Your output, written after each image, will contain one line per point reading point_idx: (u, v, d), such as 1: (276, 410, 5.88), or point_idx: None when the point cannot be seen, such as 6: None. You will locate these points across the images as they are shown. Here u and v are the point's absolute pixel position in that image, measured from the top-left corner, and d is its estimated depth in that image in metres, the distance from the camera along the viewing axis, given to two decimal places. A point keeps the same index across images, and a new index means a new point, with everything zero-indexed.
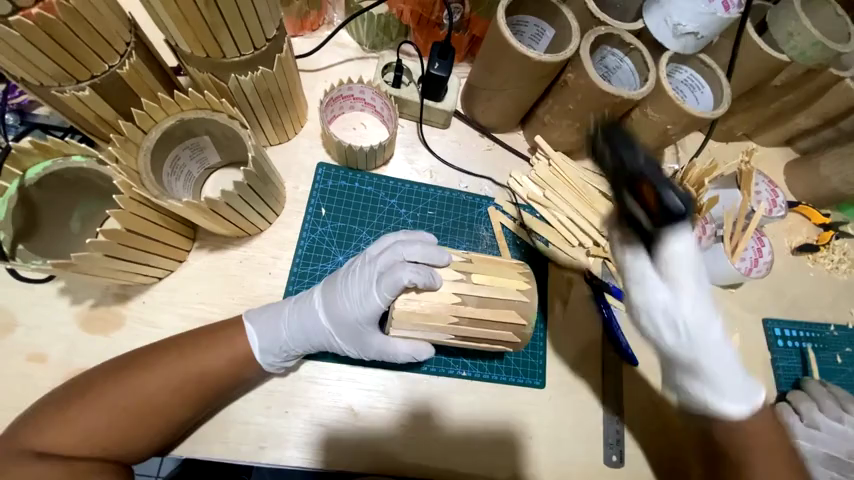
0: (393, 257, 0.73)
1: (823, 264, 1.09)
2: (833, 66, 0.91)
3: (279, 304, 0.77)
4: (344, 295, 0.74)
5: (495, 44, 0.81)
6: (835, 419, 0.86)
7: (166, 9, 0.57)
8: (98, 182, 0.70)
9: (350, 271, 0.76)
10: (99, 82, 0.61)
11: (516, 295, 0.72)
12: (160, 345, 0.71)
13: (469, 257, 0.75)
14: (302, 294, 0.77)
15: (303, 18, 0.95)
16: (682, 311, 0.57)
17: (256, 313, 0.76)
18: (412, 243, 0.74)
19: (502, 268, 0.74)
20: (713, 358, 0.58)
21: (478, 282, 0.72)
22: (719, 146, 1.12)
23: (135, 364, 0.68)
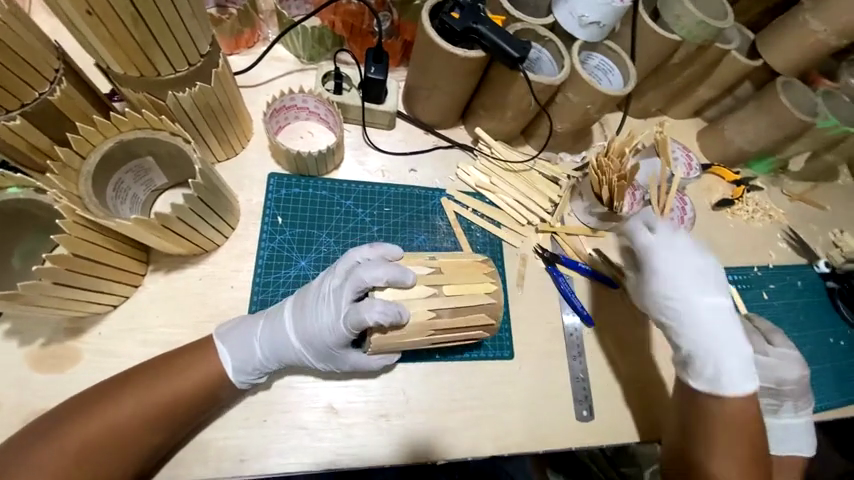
0: (361, 286, 0.74)
1: (741, 215, 1.24)
2: (719, 41, 1.05)
3: (248, 324, 0.76)
4: (316, 317, 0.75)
5: (423, 46, 0.87)
6: (762, 354, 0.94)
7: (93, 30, 0.58)
8: (37, 213, 0.67)
9: (319, 293, 0.76)
10: (29, 110, 0.60)
11: (484, 298, 0.78)
12: (125, 376, 0.69)
13: (437, 268, 0.78)
14: (272, 317, 0.77)
15: (237, 37, 0.97)
16: (691, 309, 0.84)
17: (227, 332, 0.75)
18: (378, 270, 0.74)
19: (470, 272, 0.79)
20: (703, 330, 0.82)
21: (447, 292, 0.77)
22: (638, 122, 1.25)
23: (101, 398, 0.66)
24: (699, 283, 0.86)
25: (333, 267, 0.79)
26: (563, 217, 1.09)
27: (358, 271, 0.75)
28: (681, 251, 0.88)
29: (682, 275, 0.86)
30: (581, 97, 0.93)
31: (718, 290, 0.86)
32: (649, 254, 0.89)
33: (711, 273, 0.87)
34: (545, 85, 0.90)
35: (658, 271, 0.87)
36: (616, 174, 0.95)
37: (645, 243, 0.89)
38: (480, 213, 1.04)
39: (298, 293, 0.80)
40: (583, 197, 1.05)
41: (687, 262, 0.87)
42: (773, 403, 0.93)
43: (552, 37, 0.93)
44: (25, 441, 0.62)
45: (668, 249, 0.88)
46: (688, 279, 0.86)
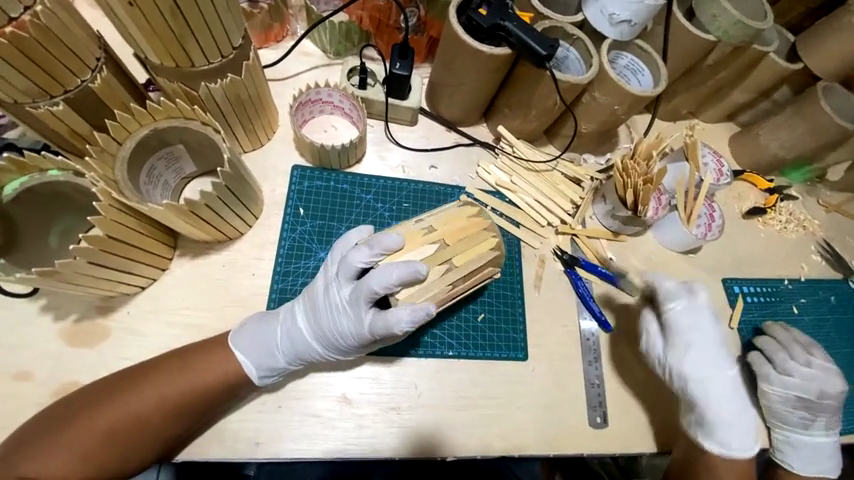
0: (371, 293, 0.70)
1: (773, 225, 1.19)
2: (757, 43, 1.00)
3: (266, 335, 0.75)
4: (338, 326, 0.73)
5: (449, 42, 0.87)
6: (804, 364, 0.88)
7: (134, 21, 0.60)
8: (75, 195, 0.71)
9: (333, 301, 0.73)
10: (72, 96, 0.63)
11: (490, 253, 0.83)
12: (152, 363, 0.71)
13: (441, 240, 0.79)
14: (286, 327, 0.75)
15: (267, 31, 0.99)
16: (712, 375, 0.86)
17: (244, 346, 0.74)
18: (386, 274, 0.68)
19: (472, 235, 0.82)
20: (717, 392, 0.85)
21: (460, 262, 0.79)
22: (666, 124, 1.22)
23: (129, 382, 0.68)
24: (718, 356, 0.87)
25: (338, 271, 0.74)
26: (584, 219, 1.07)
27: (366, 278, 0.70)
28: (702, 322, 0.88)
29: (706, 347, 0.87)
30: (608, 97, 0.91)
31: (731, 362, 0.88)
32: (671, 325, 0.88)
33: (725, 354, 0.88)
34: (572, 84, 0.88)
35: (685, 340, 0.88)
36: (641, 177, 0.93)
37: (674, 311, 0.88)
38: (499, 212, 1.03)
39: (308, 297, 0.76)
40: (606, 200, 1.03)
41: (705, 336, 0.87)
42: (808, 417, 0.88)
43: (580, 35, 0.91)
44: (58, 418, 0.65)
45: (694, 321, 0.88)
46: (709, 347, 0.87)
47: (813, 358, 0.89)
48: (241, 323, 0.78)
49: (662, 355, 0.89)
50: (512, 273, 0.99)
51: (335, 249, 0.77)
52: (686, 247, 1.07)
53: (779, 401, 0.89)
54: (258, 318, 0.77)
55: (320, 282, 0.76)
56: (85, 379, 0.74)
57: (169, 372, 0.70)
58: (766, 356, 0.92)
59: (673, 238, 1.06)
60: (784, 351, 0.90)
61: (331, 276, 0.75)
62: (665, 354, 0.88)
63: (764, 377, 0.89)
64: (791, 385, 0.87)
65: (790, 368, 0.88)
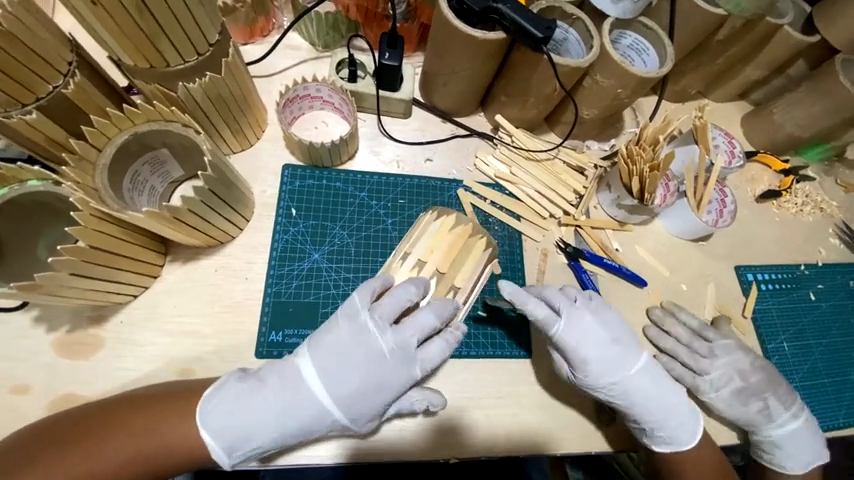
0: (420, 334, 0.71)
1: (788, 208, 1.13)
2: (771, 15, 0.94)
3: (261, 408, 0.64)
4: (366, 384, 0.66)
5: (440, 28, 0.82)
6: (711, 355, 0.89)
7: (102, 22, 0.57)
8: (57, 204, 0.69)
9: (367, 353, 0.67)
10: (45, 104, 0.62)
11: (482, 254, 0.84)
12: (143, 400, 0.65)
13: (437, 272, 0.81)
14: (298, 395, 0.65)
15: (252, 26, 0.96)
16: (629, 377, 0.77)
17: (225, 425, 0.63)
18: (439, 309, 0.73)
19: (465, 254, 0.84)
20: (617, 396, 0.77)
21: (461, 280, 0.82)
22: (674, 106, 1.15)
23: (126, 419, 0.62)
24: (613, 348, 0.78)
25: (376, 316, 0.69)
26: (588, 209, 1.03)
27: (417, 317, 0.71)
28: (587, 331, 0.77)
29: (598, 355, 0.77)
30: (611, 80, 0.86)
31: (630, 356, 0.78)
32: (564, 349, 0.77)
33: (628, 350, 0.78)
34: (571, 68, 0.83)
35: (581, 355, 0.76)
36: (647, 164, 0.89)
37: (558, 335, 0.77)
38: (499, 205, 1.00)
39: (323, 354, 0.67)
40: (611, 188, 0.99)
41: (593, 345, 0.77)
42: (763, 407, 0.86)
43: (580, 14, 0.85)
44: (32, 450, 0.57)
45: (576, 336, 0.77)
46: (604, 354, 0.77)
47: (712, 344, 0.89)
48: (209, 392, 0.66)
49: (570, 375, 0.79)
50: (513, 268, 0.95)
51: (362, 293, 0.71)
52: (696, 235, 1.03)
53: (724, 402, 0.87)
54: (242, 386, 0.66)
55: (341, 334, 0.68)
56: (81, 390, 0.73)
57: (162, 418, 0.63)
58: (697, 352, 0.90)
59: (683, 226, 1.01)
60: (684, 347, 0.90)
61: (364, 320, 0.69)
62: (573, 378, 0.78)
63: (699, 386, 0.88)
64: (716, 381, 0.87)
65: (705, 367, 0.88)
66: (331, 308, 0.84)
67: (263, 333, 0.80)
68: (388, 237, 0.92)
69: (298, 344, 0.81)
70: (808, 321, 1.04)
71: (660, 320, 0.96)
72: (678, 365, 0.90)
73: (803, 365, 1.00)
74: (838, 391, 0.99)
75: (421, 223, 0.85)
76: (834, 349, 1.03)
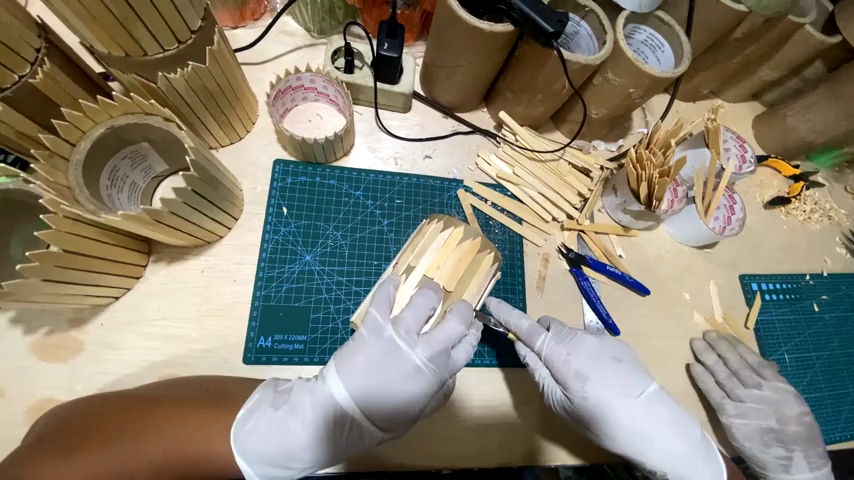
0: (451, 344, 0.62)
1: (796, 216, 1.09)
2: (794, 13, 0.88)
3: (298, 435, 0.58)
4: (402, 395, 0.60)
5: (443, 16, 0.76)
6: (756, 387, 0.86)
7: (68, 6, 0.52)
8: (27, 200, 0.65)
9: (401, 371, 0.60)
10: (10, 94, 0.56)
11: (488, 269, 0.71)
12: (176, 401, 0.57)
13: (444, 290, 0.68)
14: (332, 419, 0.59)
15: (242, 8, 0.89)
16: (632, 407, 0.71)
17: (263, 454, 0.57)
18: (463, 314, 0.63)
19: (475, 264, 0.70)
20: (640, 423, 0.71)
21: (471, 297, 0.69)
22: (686, 106, 1.10)
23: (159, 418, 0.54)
24: (627, 364, 0.74)
25: (401, 330, 0.61)
26: (592, 213, 0.99)
27: (443, 327, 0.62)
28: (582, 346, 0.74)
29: (593, 372, 0.73)
30: (623, 80, 0.81)
31: (638, 380, 0.73)
32: (552, 362, 0.74)
33: (634, 372, 0.73)
34: (582, 66, 0.78)
35: (573, 371, 0.73)
36: (657, 169, 0.84)
37: (545, 347, 0.75)
38: (500, 208, 0.96)
39: (353, 375, 0.59)
40: (617, 192, 0.95)
41: (586, 362, 0.73)
42: (784, 456, 0.83)
43: (593, 7, 0.79)
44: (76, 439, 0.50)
45: (567, 350, 0.74)
46: (602, 372, 0.73)
47: (763, 379, 0.87)
48: (245, 413, 0.59)
49: (564, 399, 0.74)
50: (512, 274, 0.92)
51: (380, 305, 0.63)
52: (701, 243, 0.99)
53: (745, 435, 0.84)
54: (273, 414, 0.59)
55: (369, 352, 0.60)
56: (60, 395, 0.70)
57: (146, 427, 0.53)
58: (735, 373, 0.88)
59: (690, 234, 0.97)
60: (727, 371, 0.88)
61: (391, 336, 0.61)
62: (568, 400, 0.73)
63: (723, 407, 0.86)
64: (748, 412, 0.85)
65: (742, 394, 0.86)
66: (322, 312, 0.81)
67: (251, 338, 0.77)
68: (384, 238, 0.88)
69: (287, 350, 0.77)
70: (810, 333, 1.01)
71: (662, 330, 0.94)
72: (712, 382, 0.88)
73: (803, 378, 0.98)
74: (836, 405, 0.97)
75: (424, 232, 0.71)
76: (834, 362, 1.00)
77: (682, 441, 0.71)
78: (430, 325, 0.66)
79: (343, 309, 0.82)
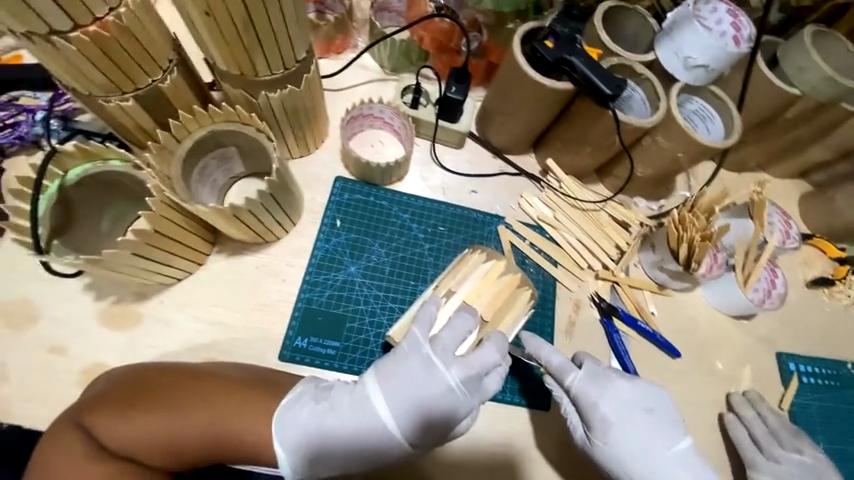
0: (485, 370, 0.64)
1: (841, 299, 1.05)
2: (847, 101, 0.90)
3: (332, 434, 0.60)
4: (434, 413, 0.61)
5: (509, 69, 0.84)
6: (795, 451, 0.83)
7: (207, 28, 0.63)
8: (128, 183, 0.75)
9: (434, 390, 0.61)
10: (141, 94, 0.67)
11: (524, 304, 0.74)
12: (218, 378, 0.61)
13: (481, 317, 0.71)
14: (365, 423, 0.60)
15: (329, 43, 1.02)
16: (654, 460, 0.72)
17: (297, 446, 0.59)
18: (499, 343, 0.66)
19: (512, 297, 0.73)
20: (656, 476, 0.72)
21: (505, 329, 0.72)
22: (732, 177, 1.11)
23: (203, 390, 0.59)
24: (655, 418, 0.74)
25: (439, 348, 0.64)
26: (628, 266, 1.00)
27: (479, 352, 0.64)
28: (614, 391, 0.75)
29: (620, 419, 0.74)
30: (672, 143, 0.85)
31: (666, 434, 0.73)
32: (580, 401, 0.75)
33: (662, 424, 0.74)
34: (633, 127, 0.83)
35: (600, 415, 0.74)
36: (699, 232, 0.86)
37: (574, 386, 0.75)
38: (538, 248, 0.99)
39: (390, 384, 0.62)
40: (655, 249, 0.96)
41: (614, 408, 0.74)
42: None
43: (649, 75, 0.86)
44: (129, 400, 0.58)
45: (596, 391, 0.75)
46: (629, 421, 0.74)
47: (803, 445, 0.84)
48: (287, 403, 0.62)
49: (585, 438, 0.76)
50: (543, 315, 0.94)
51: (421, 323, 0.66)
52: (735, 312, 0.98)
53: None
54: (313, 408, 0.61)
55: (408, 365, 0.63)
56: (114, 361, 0.77)
57: (190, 399, 0.58)
58: (773, 430, 0.86)
59: (727, 301, 0.97)
60: (767, 427, 0.87)
61: (429, 353, 0.64)
62: (588, 441, 0.75)
63: (757, 463, 0.85)
64: (782, 475, 0.82)
65: (778, 454, 0.84)
66: (357, 323, 0.84)
67: (289, 338, 0.81)
68: (424, 261, 0.92)
69: (320, 353, 0.81)
70: (851, 427, 0.95)
71: (689, 395, 0.91)
72: (744, 434, 0.87)
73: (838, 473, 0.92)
74: None
75: (467, 261, 0.76)
76: None
77: None
78: (465, 350, 0.69)
79: (377, 323, 0.85)
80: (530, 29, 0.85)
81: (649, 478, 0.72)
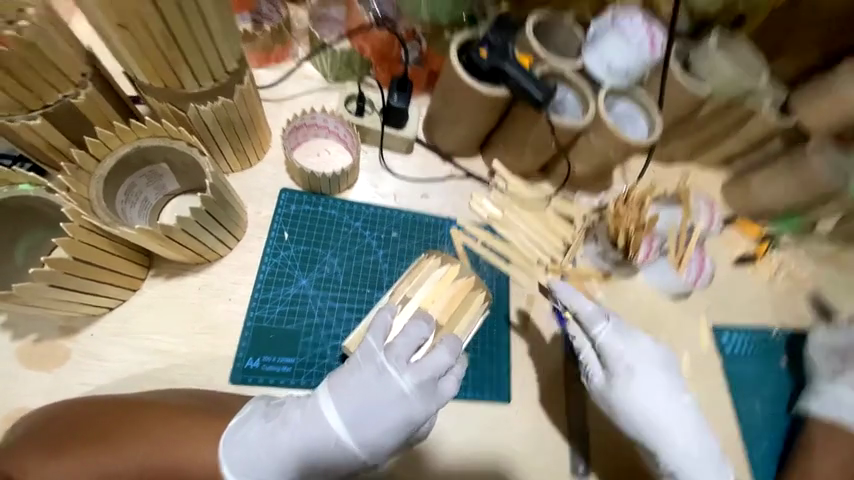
0: (438, 374, 0.65)
1: (763, 274, 1.15)
2: (752, 99, 1.01)
3: (283, 451, 0.58)
4: (388, 421, 0.61)
5: (448, 76, 0.87)
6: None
7: (123, 41, 0.60)
8: (45, 208, 0.69)
9: (387, 397, 0.62)
10: (51, 110, 0.62)
11: (480, 305, 0.75)
12: (155, 411, 0.57)
13: (436, 322, 0.72)
14: (317, 436, 0.59)
15: (267, 52, 0.99)
16: (665, 401, 0.80)
17: (246, 467, 0.57)
18: (453, 346, 0.67)
19: (466, 300, 0.75)
20: (654, 413, 0.80)
21: (460, 332, 0.73)
22: (662, 167, 1.20)
23: (140, 418, 0.56)
24: (667, 367, 0.83)
25: (392, 356, 0.64)
26: (574, 258, 1.04)
27: (432, 356, 0.65)
28: (640, 346, 0.83)
29: (640, 367, 0.81)
30: (604, 141, 0.91)
31: (680, 387, 0.82)
32: (607, 353, 0.82)
33: (673, 375, 0.83)
34: (568, 126, 0.87)
35: (624, 364, 0.81)
36: (633, 223, 0.93)
37: (602, 335, 0.82)
38: (489, 248, 1.01)
39: (343, 396, 0.61)
40: (597, 241, 1.02)
41: (637, 357, 0.82)
42: (836, 365, 0.98)
43: (578, 79, 0.91)
44: (64, 436, 0.52)
45: (624, 343, 0.82)
46: (647, 369, 0.81)
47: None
48: (237, 420, 0.60)
49: (603, 382, 0.82)
50: (499, 311, 0.96)
51: (374, 332, 0.67)
52: (675, 294, 1.05)
53: (821, 350, 1.01)
54: (263, 426, 0.59)
55: (361, 375, 0.62)
56: (38, 406, 0.69)
57: (119, 438, 0.53)
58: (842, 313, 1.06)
59: (665, 284, 1.03)
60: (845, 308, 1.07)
61: (383, 361, 0.64)
62: (607, 384, 0.81)
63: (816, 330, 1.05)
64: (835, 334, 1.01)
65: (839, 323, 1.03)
66: (312, 338, 0.82)
67: (240, 359, 0.78)
68: (378, 268, 0.92)
69: (274, 372, 0.78)
70: (780, 388, 1.04)
71: None
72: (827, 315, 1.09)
73: (774, 432, 1.00)
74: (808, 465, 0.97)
75: (421, 268, 0.76)
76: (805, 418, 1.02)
77: (687, 430, 0.80)
78: (420, 354, 0.69)
79: (333, 336, 0.84)
80: (465, 33, 0.88)
81: (654, 417, 0.79)
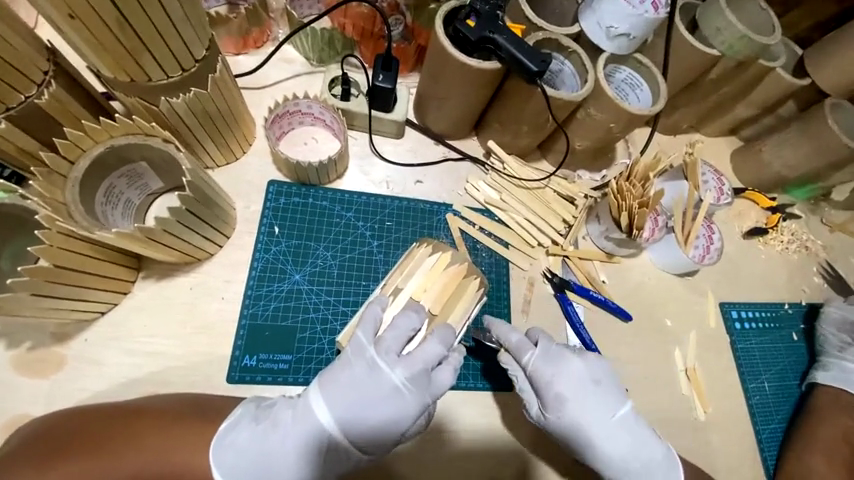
0: (431, 365, 0.63)
1: (774, 246, 1.11)
2: (763, 58, 0.93)
3: (279, 451, 0.58)
4: (381, 417, 0.60)
5: (435, 53, 0.81)
6: None
7: (77, 33, 0.56)
8: (23, 215, 0.67)
9: (379, 392, 0.61)
10: (15, 113, 0.60)
11: (474, 292, 0.73)
12: (148, 416, 0.57)
13: (429, 312, 0.70)
14: (313, 434, 0.59)
15: (245, 37, 0.94)
16: (608, 427, 0.72)
17: (243, 469, 0.57)
18: (444, 336, 0.64)
19: (459, 289, 0.72)
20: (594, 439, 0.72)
21: (455, 321, 0.70)
22: (667, 139, 1.14)
23: (136, 423, 0.56)
24: (605, 384, 0.74)
25: (382, 350, 0.62)
26: (577, 239, 1.01)
27: (423, 348, 0.63)
28: (568, 368, 0.74)
29: (573, 394, 0.73)
30: (604, 114, 0.86)
31: (616, 404, 0.73)
32: (537, 382, 0.75)
33: (609, 394, 0.74)
34: (564, 101, 0.82)
35: (553, 392, 0.73)
36: (637, 200, 0.87)
37: (532, 363, 0.75)
38: (487, 232, 0.98)
39: (334, 393, 0.60)
40: (600, 220, 0.98)
41: (567, 383, 0.73)
42: (847, 340, 0.96)
43: (576, 48, 0.84)
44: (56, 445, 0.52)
45: (551, 370, 0.74)
46: (580, 393, 0.73)
47: None
48: (227, 426, 0.59)
49: (540, 413, 0.76)
50: (498, 297, 0.94)
51: (364, 326, 0.64)
52: (681, 270, 1.02)
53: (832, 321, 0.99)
54: (253, 430, 0.59)
55: (351, 371, 0.61)
56: (38, 412, 0.70)
57: (115, 444, 0.54)
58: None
59: (670, 261, 1.00)
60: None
61: (373, 356, 0.62)
62: (543, 416, 0.75)
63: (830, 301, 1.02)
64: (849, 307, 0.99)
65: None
66: (308, 333, 0.81)
67: (236, 357, 0.77)
68: (372, 259, 0.89)
69: (271, 369, 0.78)
70: (790, 363, 1.02)
71: (644, 356, 0.95)
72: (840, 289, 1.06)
73: (784, 407, 0.98)
74: None
75: (412, 256, 0.74)
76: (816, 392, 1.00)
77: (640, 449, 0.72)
78: (413, 346, 0.68)
79: (330, 330, 0.82)
80: (449, 5, 0.81)
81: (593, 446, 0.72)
